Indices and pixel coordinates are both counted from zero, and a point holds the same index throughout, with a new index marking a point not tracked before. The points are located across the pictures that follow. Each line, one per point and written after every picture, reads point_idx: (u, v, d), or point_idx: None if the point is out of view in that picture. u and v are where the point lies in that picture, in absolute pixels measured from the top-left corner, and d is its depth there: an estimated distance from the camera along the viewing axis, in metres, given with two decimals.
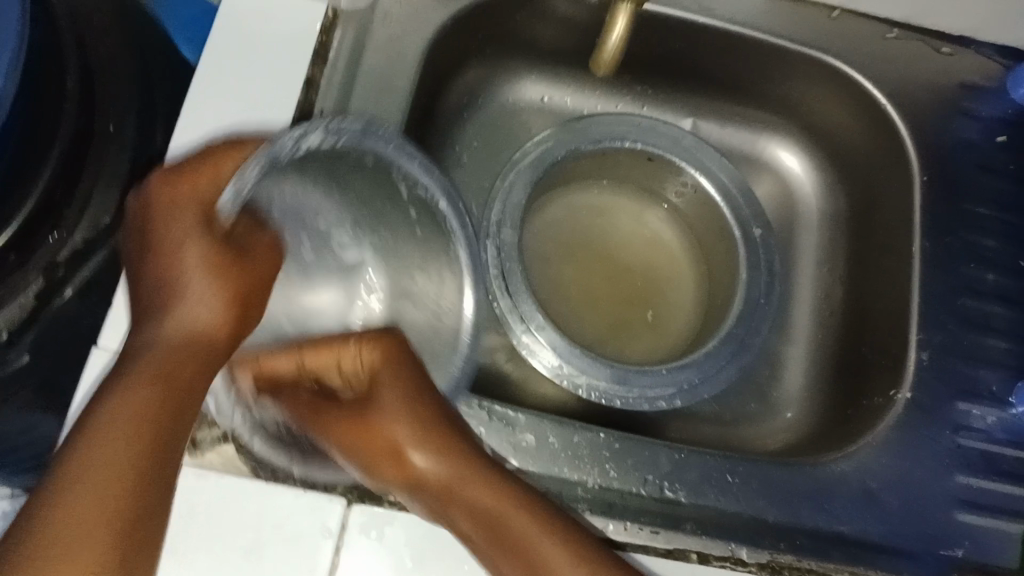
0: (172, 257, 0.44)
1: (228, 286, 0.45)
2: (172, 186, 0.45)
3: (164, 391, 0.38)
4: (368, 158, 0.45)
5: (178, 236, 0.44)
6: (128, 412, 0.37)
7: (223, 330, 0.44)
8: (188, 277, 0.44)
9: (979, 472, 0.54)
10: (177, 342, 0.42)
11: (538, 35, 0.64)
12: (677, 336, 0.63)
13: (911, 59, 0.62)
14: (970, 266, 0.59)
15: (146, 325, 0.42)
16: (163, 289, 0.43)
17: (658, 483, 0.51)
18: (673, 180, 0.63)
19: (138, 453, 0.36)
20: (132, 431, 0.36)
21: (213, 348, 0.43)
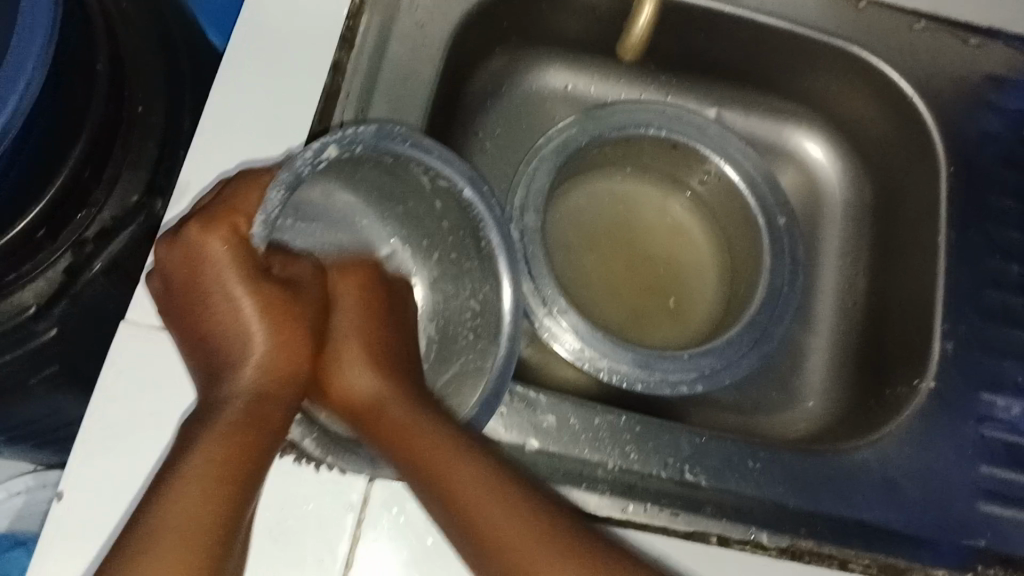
0: (226, 311, 0.45)
1: (284, 327, 0.46)
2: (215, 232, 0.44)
3: (239, 435, 0.41)
4: (386, 158, 0.46)
5: (218, 287, 0.45)
6: (210, 454, 0.40)
7: (288, 371, 0.46)
8: (247, 323, 0.46)
9: (1002, 463, 0.54)
10: (258, 387, 0.44)
11: (562, 23, 0.64)
12: (699, 323, 0.63)
13: (938, 50, 0.61)
14: (994, 257, 0.58)
15: (214, 382, 0.44)
16: (225, 342, 0.45)
17: (678, 466, 0.50)
18: (697, 168, 0.63)
19: (225, 490, 0.39)
20: (212, 471, 0.40)
21: (282, 389, 0.45)
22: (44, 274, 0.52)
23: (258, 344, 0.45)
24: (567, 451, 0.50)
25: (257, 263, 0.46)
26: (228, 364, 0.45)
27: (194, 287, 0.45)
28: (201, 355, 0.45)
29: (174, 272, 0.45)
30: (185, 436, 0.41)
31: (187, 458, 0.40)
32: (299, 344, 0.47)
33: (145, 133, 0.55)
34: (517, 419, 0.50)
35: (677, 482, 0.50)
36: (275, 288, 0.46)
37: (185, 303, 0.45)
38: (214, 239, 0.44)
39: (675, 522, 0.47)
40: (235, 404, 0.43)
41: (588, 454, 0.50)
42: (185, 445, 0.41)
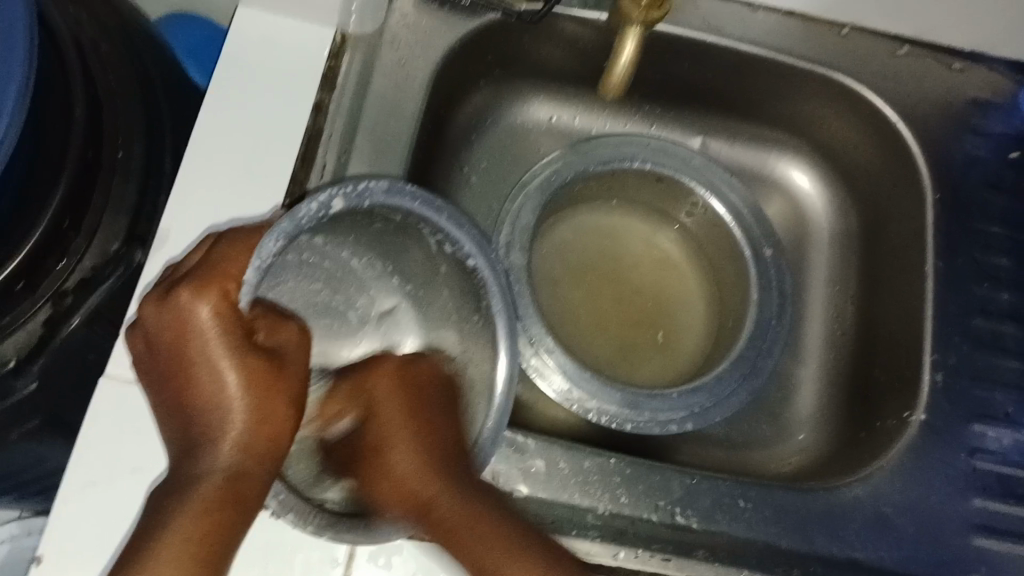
0: (201, 385, 0.42)
1: (269, 404, 0.42)
2: (196, 293, 0.41)
3: (214, 511, 0.40)
4: (395, 214, 0.45)
5: (200, 358, 0.41)
6: (185, 542, 0.39)
7: (273, 455, 0.42)
8: (228, 397, 0.42)
9: (994, 496, 0.54)
10: (238, 467, 0.41)
11: (543, 55, 0.64)
12: (687, 358, 0.63)
13: (920, 77, 0.61)
14: (981, 285, 0.58)
15: (198, 453, 0.41)
16: (207, 421, 0.42)
17: (670, 509, 0.50)
18: (683, 201, 0.63)
19: (194, 571, 0.38)
20: (193, 549, 0.39)
21: (260, 473, 0.41)
22: (25, 327, 0.51)
23: (235, 417, 0.42)
24: (557, 496, 0.49)
25: (242, 335, 0.42)
26: (209, 438, 0.42)
27: (178, 353, 0.42)
28: (188, 423, 0.42)
29: (157, 333, 0.42)
30: (155, 509, 0.40)
31: (160, 528, 0.39)
32: (285, 415, 0.43)
33: (124, 181, 0.55)
34: (505, 464, 0.49)
35: (668, 526, 0.49)
36: (258, 360, 0.42)
37: (168, 369, 0.42)
38: (203, 306, 0.41)
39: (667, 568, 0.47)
40: (213, 483, 0.40)
41: (578, 499, 0.49)
42: (165, 512, 0.39)
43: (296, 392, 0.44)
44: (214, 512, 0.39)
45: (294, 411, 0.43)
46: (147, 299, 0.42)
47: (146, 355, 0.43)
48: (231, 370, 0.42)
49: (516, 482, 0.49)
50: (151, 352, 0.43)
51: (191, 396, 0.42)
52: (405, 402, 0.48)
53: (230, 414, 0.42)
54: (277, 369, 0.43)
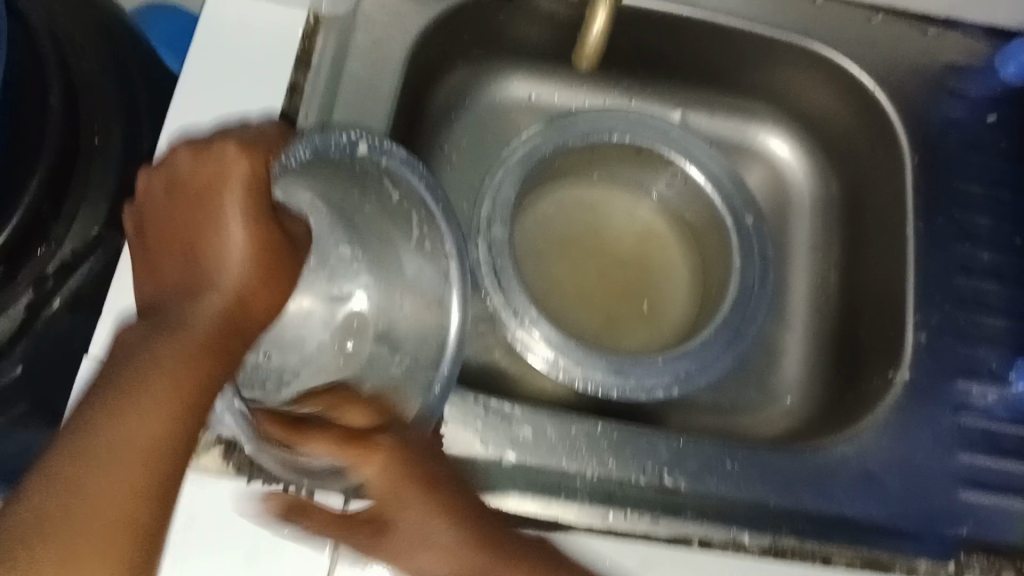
0: (206, 221, 0.40)
1: (267, 272, 0.42)
2: (242, 155, 0.40)
3: (203, 356, 0.38)
4: (394, 189, 0.46)
5: (215, 209, 0.40)
6: (171, 382, 0.37)
7: (254, 317, 0.42)
8: (229, 242, 0.40)
9: (981, 451, 0.54)
10: (224, 317, 0.40)
11: (521, 34, 0.64)
12: (673, 326, 0.63)
13: (895, 42, 0.62)
14: (962, 245, 0.58)
15: (180, 304, 0.40)
16: (200, 274, 0.40)
17: (658, 470, 0.50)
18: (663, 172, 0.63)
19: (174, 426, 0.36)
20: (179, 395, 0.37)
21: (235, 336, 0.40)
22: (6, 313, 0.52)
23: (233, 266, 0.40)
24: (545, 462, 0.49)
25: (266, 205, 0.41)
26: (196, 290, 0.40)
27: (199, 202, 0.40)
28: (181, 269, 0.41)
29: (184, 170, 0.41)
30: (135, 350, 0.38)
31: (138, 360, 0.37)
32: (278, 291, 0.43)
33: (103, 166, 0.55)
34: (493, 432, 0.49)
35: (656, 489, 0.50)
36: (265, 234, 0.41)
37: (176, 213, 0.41)
38: (241, 164, 0.40)
39: (655, 526, 0.47)
40: (199, 333, 0.39)
41: (566, 463, 0.49)
42: (143, 351, 0.37)
43: (291, 271, 0.44)
44: (201, 351, 0.38)
45: (287, 284, 0.43)
46: (183, 149, 0.41)
47: (156, 195, 0.42)
48: (242, 228, 0.40)
49: (504, 449, 0.49)
50: (167, 194, 0.42)
51: (190, 245, 0.41)
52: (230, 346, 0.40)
53: (225, 273, 0.40)
54: (288, 243, 0.43)
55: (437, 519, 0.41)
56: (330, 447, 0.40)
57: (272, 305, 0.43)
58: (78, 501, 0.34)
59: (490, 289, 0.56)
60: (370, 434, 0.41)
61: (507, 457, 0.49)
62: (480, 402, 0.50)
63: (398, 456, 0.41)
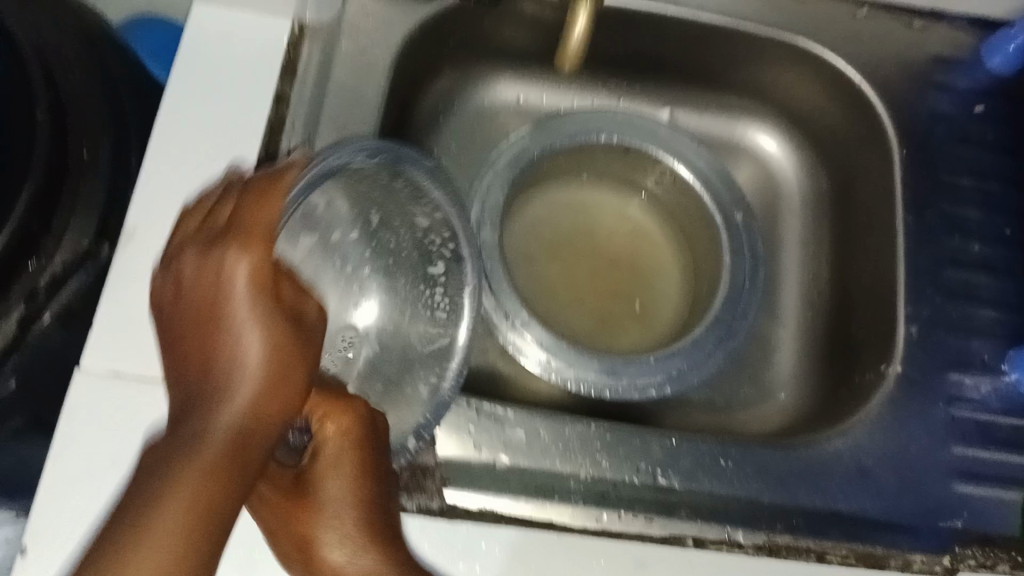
0: (213, 321, 0.37)
1: (289, 363, 0.37)
2: (232, 248, 0.37)
3: (226, 476, 0.33)
4: (419, 194, 0.46)
5: (218, 318, 0.37)
6: (192, 497, 0.31)
7: (274, 418, 0.36)
8: (243, 345, 0.36)
9: (975, 442, 0.54)
10: (247, 422, 0.35)
11: (508, 37, 0.64)
12: (666, 325, 0.63)
13: (881, 36, 0.62)
14: (952, 237, 0.58)
15: (198, 415, 0.34)
16: (211, 379, 0.36)
17: (651, 470, 0.50)
18: (651, 169, 0.63)
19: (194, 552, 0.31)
20: (195, 507, 0.31)
21: (263, 438, 0.35)
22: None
23: (247, 373, 0.36)
24: (539, 463, 0.49)
25: (275, 304, 0.38)
26: (212, 400, 0.35)
27: (196, 330, 0.37)
28: (197, 374, 0.36)
29: (191, 286, 0.38)
30: (147, 466, 0.33)
31: (159, 471, 0.32)
32: (296, 382, 0.37)
33: (93, 179, 0.55)
34: (486, 435, 0.49)
35: (650, 487, 0.50)
36: (283, 334, 0.37)
37: (183, 314, 0.38)
38: (243, 264, 0.37)
39: (651, 527, 0.47)
40: (217, 442, 0.33)
41: (559, 465, 0.50)
42: (157, 467, 0.32)
43: (308, 363, 0.38)
44: (223, 471, 0.33)
45: (307, 383, 0.38)
46: (190, 249, 0.38)
47: (167, 292, 0.39)
48: (254, 331, 0.36)
49: (498, 452, 0.49)
50: (175, 293, 0.38)
51: (205, 351, 0.36)
52: (282, 367, 0.37)
53: (243, 377, 0.36)
54: (305, 341, 0.38)
55: (358, 486, 0.40)
56: (307, 399, 0.41)
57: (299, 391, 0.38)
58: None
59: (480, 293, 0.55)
60: (346, 399, 0.42)
61: (501, 461, 0.49)
62: (473, 405, 0.50)
63: (365, 425, 0.41)
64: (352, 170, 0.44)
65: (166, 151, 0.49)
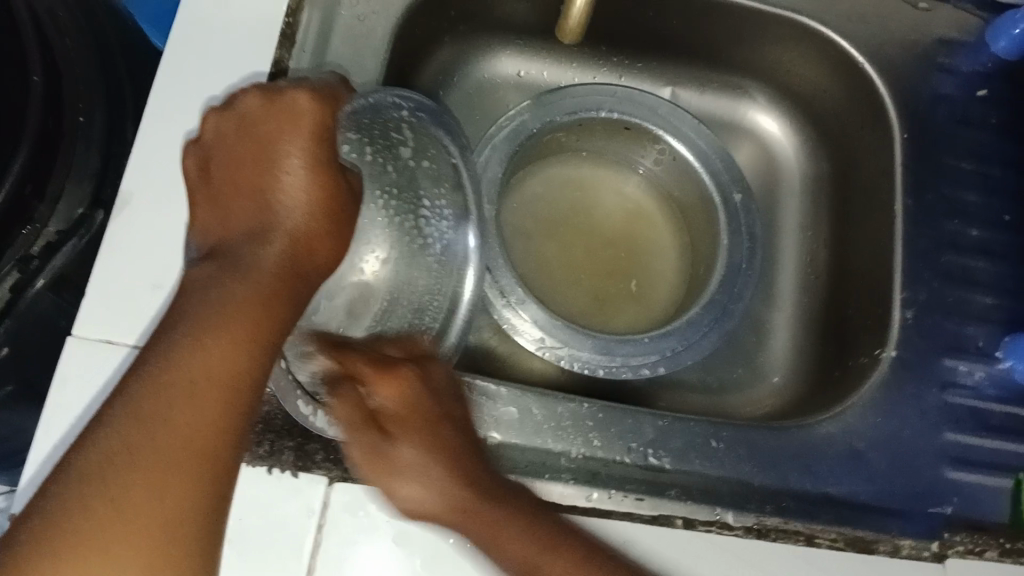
0: (270, 153, 0.42)
1: (331, 213, 0.43)
2: (295, 110, 0.42)
3: (269, 303, 0.39)
4: (428, 151, 0.51)
5: (276, 157, 0.42)
6: (229, 333, 0.37)
7: (309, 253, 0.42)
8: (292, 190, 0.42)
9: (967, 428, 0.54)
10: (285, 258, 0.41)
11: (509, 9, 0.64)
12: (662, 304, 0.63)
13: (886, 16, 0.61)
14: (951, 222, 0.58)
15: (248, 246, 0.41)
16: (258, 213, 0.42)
17: (642, 450, 0.51)
18: (650, 147, 0.63)
19: (226, 398, 0.36)
20: (235, 364, 0.37)
21: (303, 274, 0.41)
22: None
23: (293, 212, 0.42)
24: (530, 442, 0.49)
25: (333, 157, 0.43)
26: (262, 230, 0.41)
27: (264, 143, 0.42)
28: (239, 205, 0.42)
29: (255, 119, 0.43)
30: (201, 296, 0.38)
31: (209, 299, 0.38)
32: (334, 242, 0.43)
33: (86, 146, 0.54)
34: (478, 412, 0.50)
35: (641, 467, 0.50)
36: (332, 185, 0.43)
37: (237, 150, 0.43)
38: (304, 103, 0.43)
39: (640, 507, 0.47)
40: (268, 273, 0.40)
41: (551, 443, 0.50)
42: (209, 296, 0.38)
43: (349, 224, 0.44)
44: (259, 317, 0.38)
45: (339, 230, 0.43)
46: (253, 91, 0.43)
47: (224, 134, 0.43)
48: (302, 172, 0.42)
49: (489, 430, 0.49)
50: (234, 131, 0.43)
51: (257, 189, 0.42)
52: (325, 207, 0.42)
53: (287, 213, 0.42)
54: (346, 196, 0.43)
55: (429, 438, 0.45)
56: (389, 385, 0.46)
57: (338, 247, 0.43)
58: (122, 499, 0.33)
59: None
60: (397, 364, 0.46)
61: (494, 439, 0.49)
62: (465, 382, 0.50)
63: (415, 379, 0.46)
64: (386, 123, 0.50)
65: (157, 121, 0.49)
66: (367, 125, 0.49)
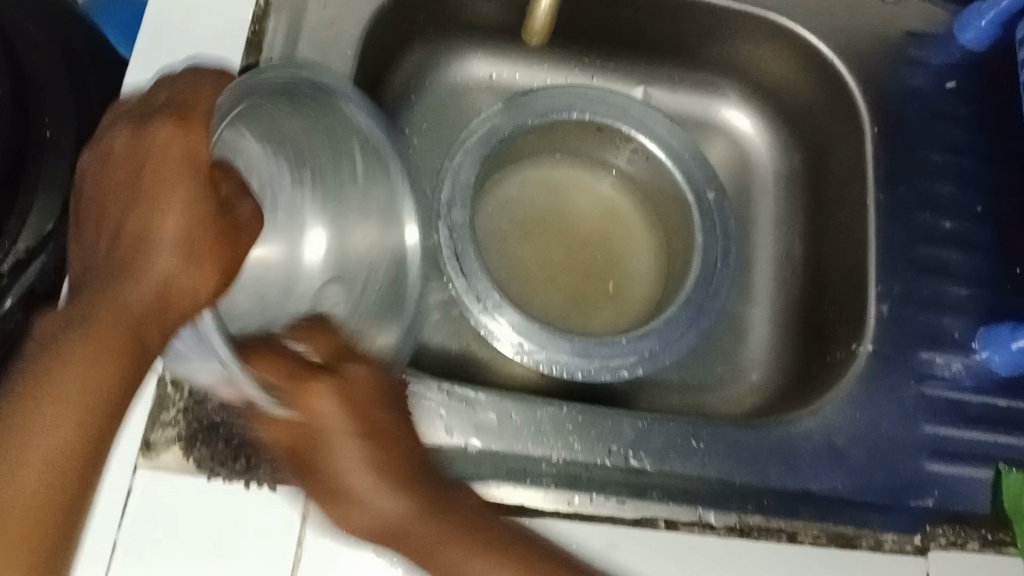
0: (145, 178, 0.37)
1: (212, 254, 0.38)
2: (168, 133, 0.38)
3: (113, 359, 0.34)
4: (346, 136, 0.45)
5: (156, 187, 0.37)
6: (73, 381, 0.33)
7: (193, 302, 0.36)
8: (164, 217, 0.37)
9: (945, 420, 0.54)
10: (149, 306, 0.35)
11: (478, 11, 0.63)
12: (640, 305, 0.63)
13: (855, 10, 0.61)
14: (924, 214, 0.58)
15: (114, 275, 0.35)
16: (126, 244, 0.36)
17: (623, 452, 0.50)
18: (624, 148, 0.63)
19: (69, 472, 0.33)
20: (87, 399, 0.34)
21: (173, 315, 0.36)
22: None
23: (157, 251, 0.36)
24: (510, 447, 0.49)
25: (209, 192, 0.38)
26: (125, 272, 0.35)
27: (144, 174, 0.37)
28: (106, 252, 0.36)
29: (121, 154, 0.38)
30: (50, 338, 0.34)
31: (58, 359, 0.34)
32: (208, 280, 0.37)
33: (55, 160, 0.54)
34: (458, 419, 0.49)
35: (621, 469, 0.50)
36: (203, 221, 0.38)
37: (115, 176, 0.38)
38: (170, 130, 0.38)
39: (622, 510, 0.46)
40: (123, 324, 0.35)
41: (532, 448, 0.49)
42: (54, 354, 0.34)
43: (234, 262, 0.39)
44: (111, 352, 0.34)
45: (225, 273, 0.38)
46: (121, 124, 0.39)
47: (96, 165, 0.39)
48: (178, 207, 0.37)
49: (469, 435, 0.49)
50: (105, 167, 0.38)
51: (124, 223, 0.37)
52: (194, 247, 0.37)
53: (153, 260, 0.36)
54: (232, 240, 0.39)
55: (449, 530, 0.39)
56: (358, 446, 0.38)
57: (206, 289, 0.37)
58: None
59: (452, 275, 0.55)
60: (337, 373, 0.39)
61: (473, 445, 0.48)
62: (444, 388, 0.49)
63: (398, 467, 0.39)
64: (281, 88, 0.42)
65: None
66: (274, 110, 0.45)
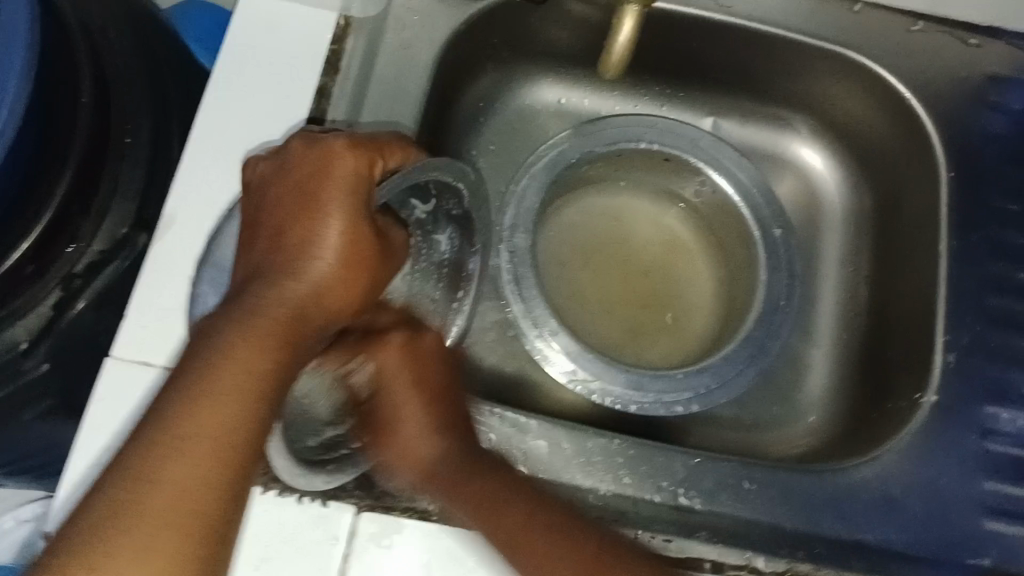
0: (315, 194, 0.42)
1: (353, 272, 0.43)
2: (340, 158, 0.42)
3: (271, 349, 0.38)
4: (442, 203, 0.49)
5: (322, 200, 0.42)
6: (248, 363, 0.36)
7: (324, 304, 0.42)
8: (326, 229, 0.42)
9: (1008, 478, 0.52)
10: (307, 303, 0.41)
11: (552, 37, 0.64)
12: (696, 340, 0.62)
13: (937, 51, 0.60)
14: (998, 265, 0.57)
15: (270, 284, 0.40)
16: (294, 248, 0.42)
17: (673, 490, 0.50)
18: (691, 180, 0.62)
19: (234, 443, 0.34)
20: (250, 384, 0.36)
21: (324, 312, 0.42)
22: (34, 311, 0.53)
23: (323, 258, 0.42)
24: (558, 476, 0.49)
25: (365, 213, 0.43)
26: (287, 270, 0.41)
27: (310, 186, 0.43)
28: (268, 252, 0.42)
29: (296, 164, 0.43)
30: (224, 327, 0.37)
31: (218, 344, 0.36)
32: (354, 293, 0.43)
33: (133, 164, 0.56)
34: (508, 445, 0.50)
35: (670, 506, 0.50)
36: (363, 238, 0.43)
37: (286, 194, 0.43)
38: (347, 162, 0.42)
39: (668, 548, 0.46)
40: (268, 319, 0.38)
41: (580, 479, 0.49)
42: (212, 341, 0.37)
43: (378, 275, 0.45)
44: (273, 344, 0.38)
45: (367, 288, 0.44)
46: (298, 139, 0.44)
47: (265, 177, 0.44)
48: (336, 227, 0.42)
49: (518, 462, 0.49)
50: (275, 174, 0.44)
51: (295, 234, 0.42)
52: (351, 253, 0.43)
53: (315, 265, 0.42)
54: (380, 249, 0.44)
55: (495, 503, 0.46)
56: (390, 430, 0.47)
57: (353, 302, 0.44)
58: (161, 480, 0.32)
59: (510, 299, 0.55)
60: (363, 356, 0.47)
61: (521, 472, 0.49)
62: (495, 413, 0.51)
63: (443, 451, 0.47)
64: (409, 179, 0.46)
65: (214, 128, 0.51)
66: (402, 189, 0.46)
